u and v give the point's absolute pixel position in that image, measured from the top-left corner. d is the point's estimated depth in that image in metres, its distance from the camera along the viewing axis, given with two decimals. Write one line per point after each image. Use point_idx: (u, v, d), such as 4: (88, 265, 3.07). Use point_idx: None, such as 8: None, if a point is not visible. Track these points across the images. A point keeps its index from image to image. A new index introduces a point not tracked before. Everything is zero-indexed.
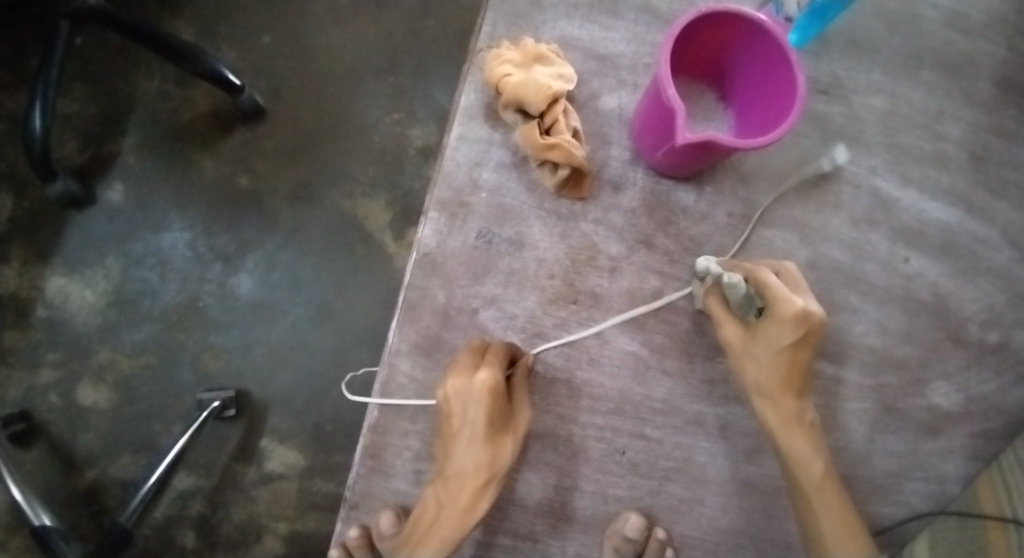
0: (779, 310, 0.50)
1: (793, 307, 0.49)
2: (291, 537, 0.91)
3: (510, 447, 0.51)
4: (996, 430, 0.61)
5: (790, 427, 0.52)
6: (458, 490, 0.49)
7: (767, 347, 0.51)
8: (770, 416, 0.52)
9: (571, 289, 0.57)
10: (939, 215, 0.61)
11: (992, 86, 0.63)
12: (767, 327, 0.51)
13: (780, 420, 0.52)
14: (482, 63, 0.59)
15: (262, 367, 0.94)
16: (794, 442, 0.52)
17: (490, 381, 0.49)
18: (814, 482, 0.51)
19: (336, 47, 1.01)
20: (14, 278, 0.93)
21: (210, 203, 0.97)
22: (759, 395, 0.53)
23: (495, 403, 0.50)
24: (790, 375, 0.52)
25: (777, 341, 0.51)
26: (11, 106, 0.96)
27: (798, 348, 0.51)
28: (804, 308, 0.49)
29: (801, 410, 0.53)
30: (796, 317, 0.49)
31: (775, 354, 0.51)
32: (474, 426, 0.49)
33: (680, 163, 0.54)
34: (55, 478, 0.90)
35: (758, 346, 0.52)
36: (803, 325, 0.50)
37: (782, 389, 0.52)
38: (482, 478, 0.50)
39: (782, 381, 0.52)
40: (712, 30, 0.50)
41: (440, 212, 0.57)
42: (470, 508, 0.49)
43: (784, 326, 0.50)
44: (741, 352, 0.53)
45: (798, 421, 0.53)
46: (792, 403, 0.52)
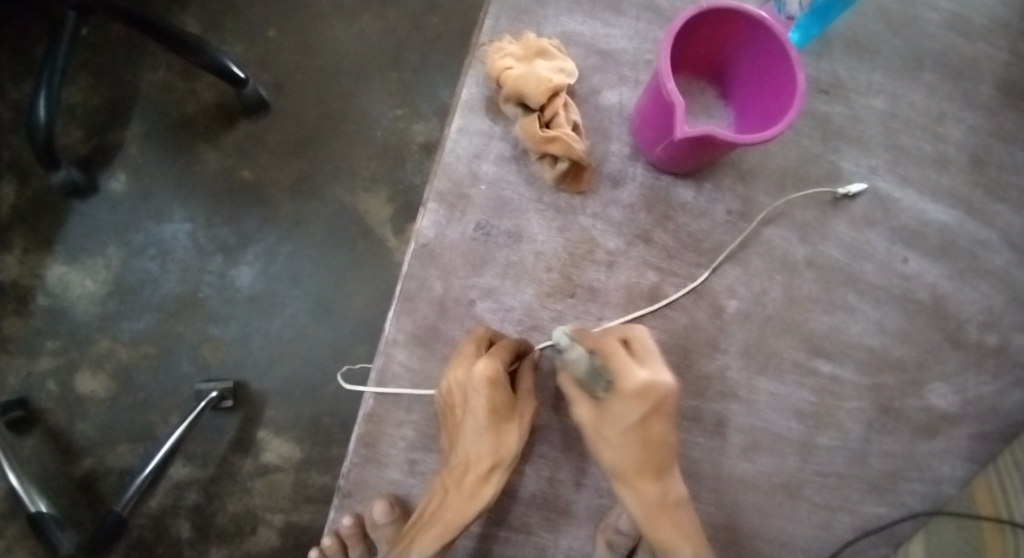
0: (622, 384, 0.48)
1: (635, 379, 0.48)
2: (286, 529, 0.91)
3: (514, 436, 0.51)
4: (992, 431, 0.61)
5: (652, 512, 0.50)
6: (462, 476, 0.50)
7: (618, 425, 0.49)
8: (630, 500, 0.51)
9: (569, 282, 0.57)
10: (939, 216, 0.61)
11: (994, 89, 0.63)
12: (615, 403, 0.49)
13: (642, 506, 0.50)
14: (484, 57, 0.59)
15: (261, 359, 0.94)
16: (658, 526, 0.50)
17: (490, 371, 0.49)
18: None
19: (340, 43, 1.01)
20: (15, 265, 0.94)
21: (211, 195, 0.97)
22: (618, 477, 0.51)
23: (497, 392, 0.50)
24: (644, 453, 0.50)
25: (626, 418, 0.49)
26: (17, 94, 0.97)
27: (649, 424, 0.49)
28: (647, 381, 0.47)
29: (664, 491, 0.51)
30: (639, 391, 0.48)
31: (625, 433, 0.49)
32: (477, 414, 0.50)
33: (678, 158, 0.55)
34: (52, 465, 0.90)
35: (609, 426, 0.50)
36: (647, 397, 0.48)
37: (638, 470, 0.50)
38: (486, 464, 0.50)
39: (639, 461, 0.50)
40: (713, 26, 0.50)
41: (439, 204, 0.57)
42: (472, 496, 0.49)
43: (628, 401, 0.48)
44: (595, 433, 0.51)
45: (660, 503, 0.51)
46: (652, 486, 0.51)
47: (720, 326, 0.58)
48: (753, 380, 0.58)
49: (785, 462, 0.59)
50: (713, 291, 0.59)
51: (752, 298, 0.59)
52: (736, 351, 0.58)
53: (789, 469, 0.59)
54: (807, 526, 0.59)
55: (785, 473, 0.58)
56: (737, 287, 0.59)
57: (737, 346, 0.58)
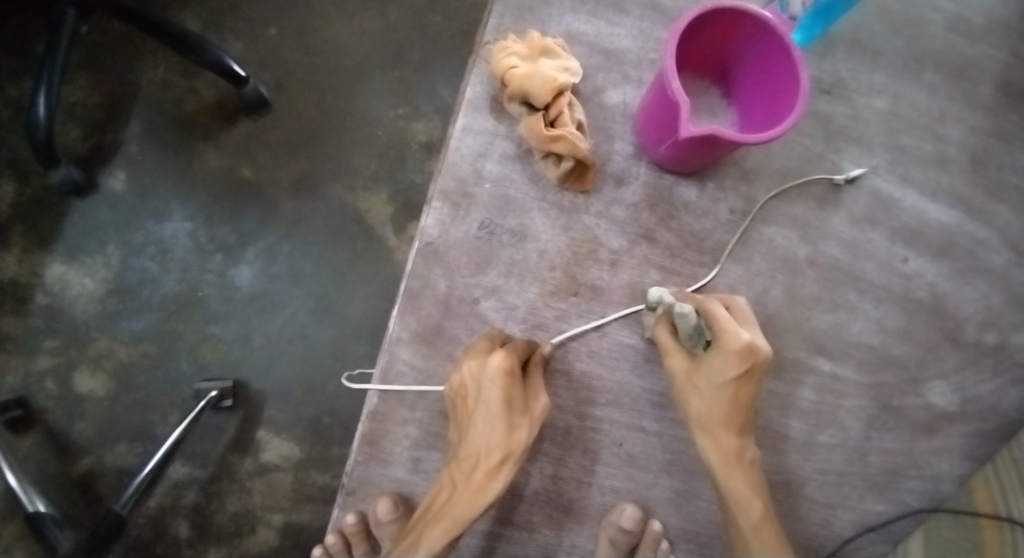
0: (726, 342, 0.49)
1: (739, 340, 0.48)
2: (285, 529, 0.91)
3: (525, 432, 0.49)
4: (992, 431, 0.61)
5: (729, 465, 0.51)
6: (472, 471, 0.49)
7: (712, 380, 0.51)
8: (710, 450, 0.51)
9: (572, 281, 0.57)
10: (939, 216, 0.62)
11: (994, 89, 0.63)
12: (713, 359, 0.50)
13: (721, 457, 0.51)
14: (489, 56, 0.59)
15: (261, 358, 0.94)
16: (732, 481, 0.51)
17: (504, 363, 0.49)
18: (751, 524, 0.50)
19: (341, 41, 1.01)
20: (14, 264, 0.93)
21: (211, 193, 0.97)
22: (699, 427, 0.52)
23: (512, 384, 0.50)
24: (732, 409, 0.51)
25: (722, 374, 0.50)
26: (16, 92, 0.96)
27: (741, 384, 0.50)
28: (751, 343, 0.48)
29: (742, 448, 0.52)
30: (741, 351, 0.48)
31: (718, 388, 0.50)
32: (489, 406, 0.49)
33: (683, 157, 0.55)
34: (50, 465, 0.90)
35: (702, 378, 0.51)
36: (747, 359, 0.49)
37: (724, 423, 0.51)
38: (496, 459, 0.48)
39: (725, 416, 0.51)
40: (717, 26, 0.51)
41: (443, 202, 0.57)
42: (482, 491, 0.47)
43: (728, 359, 0.49)
44: (686, 384, 0.52)
45: (738, 458, 0.51)
46: (732, 440, 0.51)
47: None
48: None
49: (787, 461, 0.59)
50: (716, 291, 0.59)
51: (754, 297, 0.59)
52: None
53: (791, 468, 0.59)
54: (809, 524, 0.59)
55: (787, 472, 0.59)
56: (740, 286, 0.59)
57: None
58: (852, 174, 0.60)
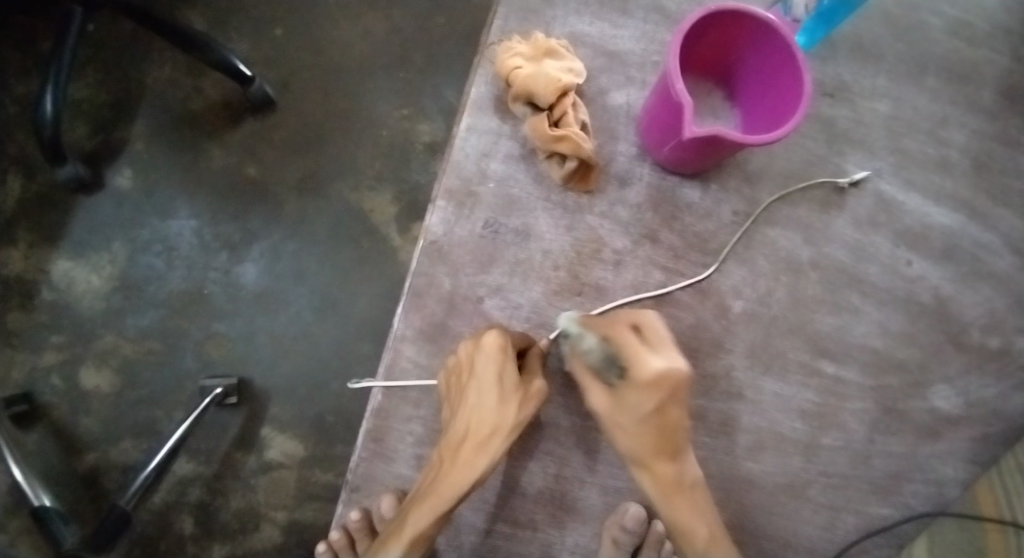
0: (635, 374, 0.47)
1: (650, 370, 0.46)
2: (288, 527, 0.92)
3: (516, 408, 0.50)
4: (994, 434, 0.61)
5: (668, 493, 0.51)
6: (460, 446, 0.49)
7: (633, 415, 0.49)
8: (645, 480, 0.51)
9: (575, 281, 0.57)
10: (943, 219, 0.62)
11: (997, 93, 0.63)
12: (627, 393, 0.48)
13: (658, 487, 0.51)
14: (494, 57, 0.59)
15: (265, 357, 0.95)
16: (675, 505, 0.51)
17: (497, 340, 0.51)
18: (698, 547, 0.51)
19: (346, 42, 1.02)
20: (20, 260, 0.94)
21: (217, 192, 0.97)
22: (634, 461, 0.51)
23: (505, 361, 0.51)
24: (660, 437, 0.50)
25: (639, 407, 0.48)
26: (23, 90, 0.97)
27: (664, 411, 0.48)
28: (662, 371, 0.46)
29: (680, 471, 0.52)
30: (653, 381, 0.46)
31: (640, 421, 0.49)
32: (480, 380, 0.50)
33: (686, 159, 0.55)
34: (55, 460, 0.91)
35: (622, 414, 0.49)
36: (662, 387, 0.47)
37: (656, 454, 0.50)
38: (483, 433, 0.49)
39: (655, 445, 0.50)
40: (720, 28, 0.51)
41: (448, 201, 0.57)
42: (468, 465, 0.48)
43: (643, 392, 0.47)
44: (610, 420, 0.50)
45: (677, 484, 0.51)
46: (668, 467, 0.51)
47: (725, 326, 0.59)
48: (758, 380, 0.59)
49: (789, 462, 0.59)
50: (719, 292, 0.59)
51: (757, 298, 0.59)
52: (741, 352, 0.59)
53: (793, 469, 0.59)
54: (811, 526, 0.59)
55: (789, 473, 0.59)
56: (742, 287, 0.59)
57: (743, 346, 0.59)
58: (855, 176, 0.61)
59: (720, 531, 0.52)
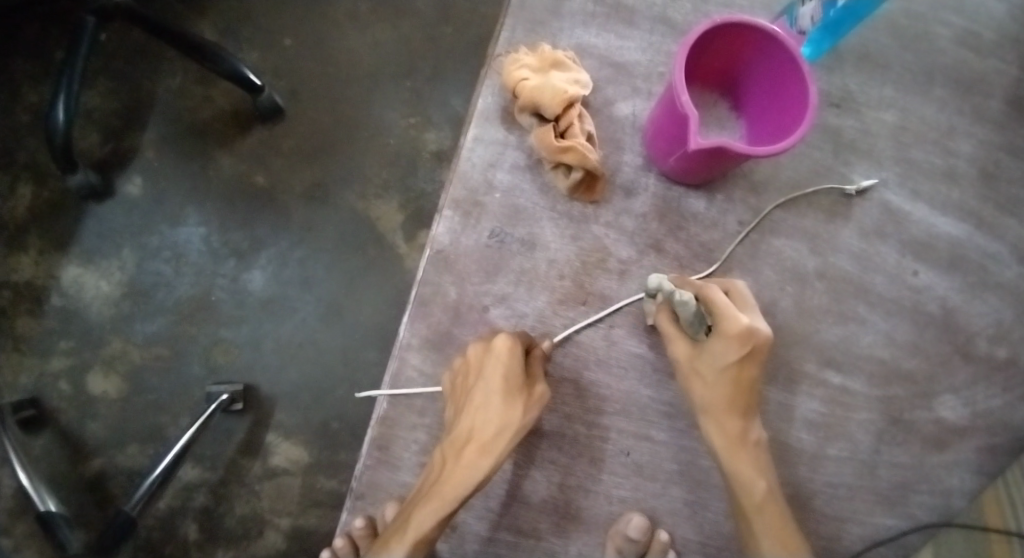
0: (725, 325, 0.51)
1: (738, 324, 0.50)
2: (292, 533, 0.92)
3: (522, 409, 0.51)
4: (1002, 445, 0.61)
5: (734, 447, 0.52)
6: (465, 446, 0.50)
7: (714, 365, 0.52)
8: (713, 433, 0.52)
9: (581, 290, 0.58)
10: (949, 229, 0.62)
11: (1004, 104, 0.63)
12: (713, 344, 0.52)
13: (725, 440, 0.52)
14: (500, 68, 0.60)
15: (271, 363, 0.95)
16: (738, 462, 0.52)
17: (507, 342, 0.52)
18: (756, 502, 0.51)
19: (355, 51, 1.03)
20: (30, 266, 0.95)
21: (225, 199, 0.98)
22: (704, 412, 0.53)
23: (514, 363, 0.52)
24: (734, 392, 0.52)
25: (723, 358, 0.51)
26: (35, 98, 0.98)
27: (742, 366, 0.52)
28: (749, 325, 0.50)
29: (745, 428, 0.53)
30: (741, 334, 0.50)
31: (721, 371, 0.52)
32: (488, 383, 0.51)
33: (692, 169, 0.55)
34: (62, 465, 0.91)
35: (704, 364, 0.52)
36: (747, 342, 0.51)
37: (727, 408, 0.52)
38: (489, 434, 0.50)
39: (728, 400, 0.52)
40: (726, 40, 0.51)
41: (454, 211, 0.58)
42: (472, 467, 0.49)
43: (728, 343, 0.51)
44: (689, 370, 0.53)
45: (742, 440, 0.52)
46: (737, 423, 0.52)
47: None
48: (763, 389, 0.59)
49: (794, 472, 0.59)
50: None
51: (763, 307, 0.59)
52: None
53: (798, 479, 0.59)
54: (817, 537, 0.59)
55: (794, 483, 0.59)
56: None
57: None
58: (862, 184, 0.61)
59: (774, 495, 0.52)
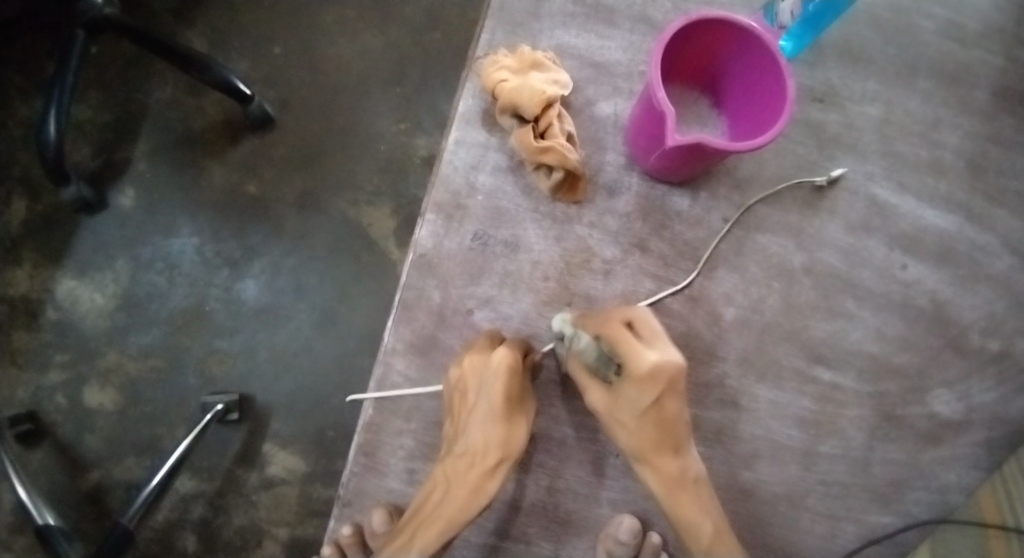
0: (632, 369, 0.49)
1: (645, 364, 0.48)
2: (290, 543, 0.92)
3: (523, 429, 0.52)
4: (997, 439, 0.60)
5: (672, 488, 0.52)
6: (469, 468, 0.50)
7: (631, 408, 0.50)
8: (649, 477, 0.52)
9: (565, 291, 0.57)
10: (937, 222, 0.61)
11: (990, 94, 0.63)
12: (627, 387, 0.50)
13: (661, 482, 0.52)
14: (480, 70, 0.60)
15: (266, 372, 0.95)
16: (677, 502, 0.51)
17: (508, 360, 0.50)
18: (704, 544, 0.51)
19: (344, 59, 1.03)
20: (25, 280, 0.96)
21: (217, 210, 0.99)
22: (636, 456, 0.52)
23: (514, 381, 0.51)
24: (661, 432, 0.51)
25: (638, 403, 0.50)
26: (28, 113, 0.99)
27: (662, 405, 0.50)
28: (656, 362, 0.48)
29: (683, 467, 0.52)
30: (649, 373, 0.49)
31: (639, 414, 0.50)
32: (491, 403, 0.50)
33: (673, 167, 0.55)
34: (60, 478, 0.91)
35: (623, 411, 0.51)
36: (657, 380, 0.49)
37: (657, 448, 0.51)
38: (492, 458, 0.51)
39: (654, 442, 0.51)
40: (703, 36, 0.51)
41: (437, 214, 0.57)
42: (478, 491, 0.50)
43: (639, 383, 0.49)
44: (610, 417, 0.52)
45: (680, 480, 0.52)
46: (671, 462, 0.52)
47: (718, 334, 0.58)
48: (753, 388, 0.58)
49: (786, 471, 0.58)
50: (710, 299, 0.59)
51: (750, 305, 0.59)
52: (734, 359, 0.58)
53: (790, 478, 0.58)
54: (811, 536, 0.58)
55: (786, 482, 0.58)
56: (734, 294, 0.59)
57: (736, 354, 0.58)
58: (835, 174, 0.60)
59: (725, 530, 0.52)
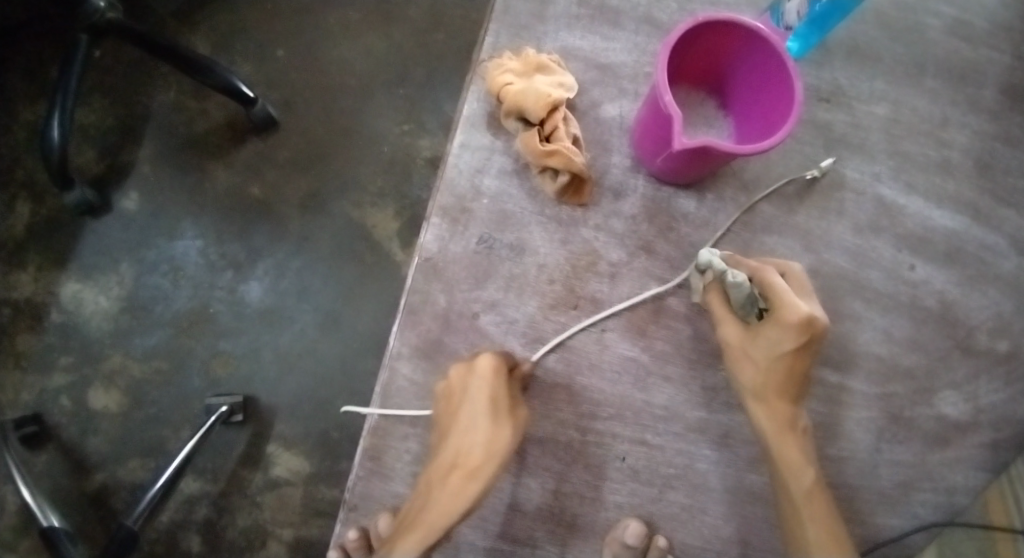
0: (784, 313, 0.50)
1: (799, 312, 0.49)
2: (295, 544, 0.92)
3: (509, 432, 0.49)
4: (1005, 440, 0.60)
5: (783, 430, 0.52)
6: (450, 471, 0.47)
7: (767, 350, 0.51)
8: (762, 418, 0.52)
9: (571, 294, 0.57)
10: (945, 222, 0.61)
11: (997, 93, 0.63)
12: (768, 332, 0.51)
13: (774, 424, 0.52)
14: (485, 73, 0.59)
15: (271, 374, 0.95)
16: (786, 447, 0.51)
17: (491, 363, 0.51)
18: (804, 489, 0.50)
19: (347, 60, 1.03)
20: (29, 282, 0.96)
21: (221, 211, 0.99)
22: (753, 394, 0.53)
23: (498, 385, 0.51)
24: (786, 379, 0.52)
25: (778, 345, 0.51)
26: (31, 116, 0.99)
27: (798, 355, 0.51)
28: (810, 313, 0.49)
29: (795, 415, 0.53)
30: (800, 322, 0.49)
31: (773, 357, 0.51)
32: (474, 403, 0.49)
33: (680, 169, 0.55)
34: (64, 480, 0.91)
35: (756, 349, 0.52)
36: (806, 331, 0.49)
37: (778, 393, 0.52)
38: (475, 459, 0.47)
39: (779, 384, 0.52)
40: (710, 38, 0.51)
41: (442, 218, 0.57)
42: (461, 493, 0.46)
43: (785, 331, 0.50)
44: (739, 353, 0.53)
45: (791, 425, 0.52)
46: (787, 408, 0.53)
47: None
48: None
49: None
50: None
51: None
52: None
53: None
54: None
55: None
56: None
57: None
58: (824, 165, 0.60)
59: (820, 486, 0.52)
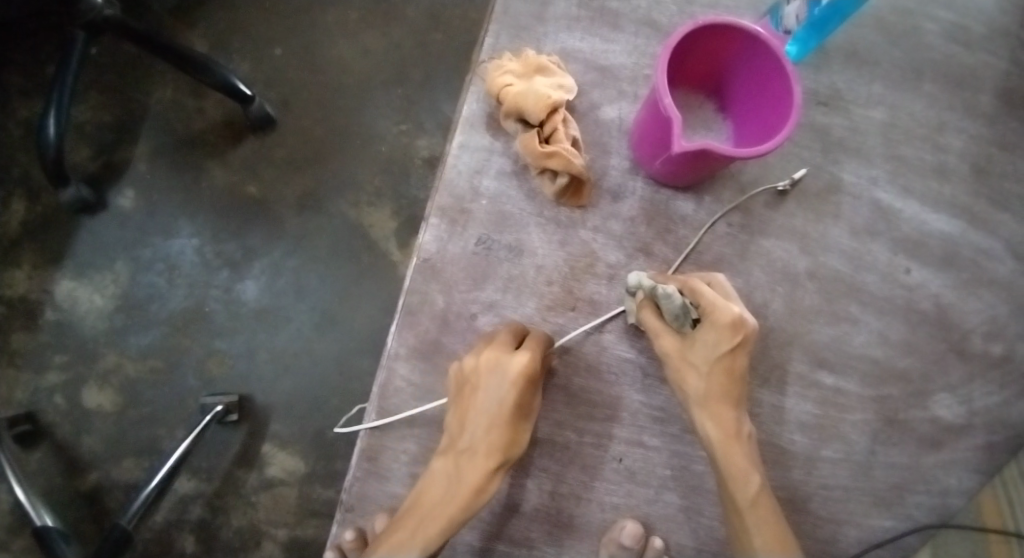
0: (717, 317, 0.51)
1: (730, 314, 0.51)
2: (289, 544, 0.91)
3: (526, 435, 0.52)
4: (1000, 443, 0.60)
5: (727, 439, 0.52)
6: (469, 469, 0.51)
7: (707, 354, 0.52)
8: (707, 424, 0.52)
9: (569, 295, 0.57)
10: (940, 226, 0.61)
11: (994, 98, 0.63)
12: (705, 336, 0.52)
13: (719, 431, 0.52)
14: (485, 74, 0.59)
15: (266, 373, 0.95)
16: (729, 455, 0.51)
17: (526, 368, 0.50)
18: (749, 496, 0.51)
19: (345, 59, 1.03)
20: (24, 281, 0.95)
21: (218, 210, 0.98)
22: (697, 404, 0.52)
23: (526, 389, 0.51)
24: (726, 383, 0.53)
25: (715, 348, 0.52)
26: (26, 112, 0.98)
27: (734, 355, 0.53)
28: (740, 314, 0.51)
29: (739, 422, 0.53)
30: (732, 324, 0.51)
31: (713, 361, 0.52)
32: (501, 407, 0.51)
33: (678, 172, 0.55)
34: (58, 479, 0.91)
35: (696, 355, 0.53)
36: (738, 331, 0.51)
37: (720, 399, 0.52)
38: (493, 461, 0.51)
39: (722, 391, 0.52)
40: (710, 41, 0.51)
41: (441, 218, 0.57)
42: (480, 490, 0.50)
43: (720, 334, 0.52)
44: (679, 362, 0.53)
45: (736, 434, 0.52)
46: (729, 415, 0.52)
47: None
48: (755, 392, 0.58)
49: (789, 475, 0.58)
50: None
51: (753, 309, 0.59)
52: None
53: (794, 482, 0.58)
54: (813, 539, 0.58)
55: (789, 486, 0.58)
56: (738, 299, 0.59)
57: None
58: (796, 176, 0.60)
59: (766, 491, 0.52)
